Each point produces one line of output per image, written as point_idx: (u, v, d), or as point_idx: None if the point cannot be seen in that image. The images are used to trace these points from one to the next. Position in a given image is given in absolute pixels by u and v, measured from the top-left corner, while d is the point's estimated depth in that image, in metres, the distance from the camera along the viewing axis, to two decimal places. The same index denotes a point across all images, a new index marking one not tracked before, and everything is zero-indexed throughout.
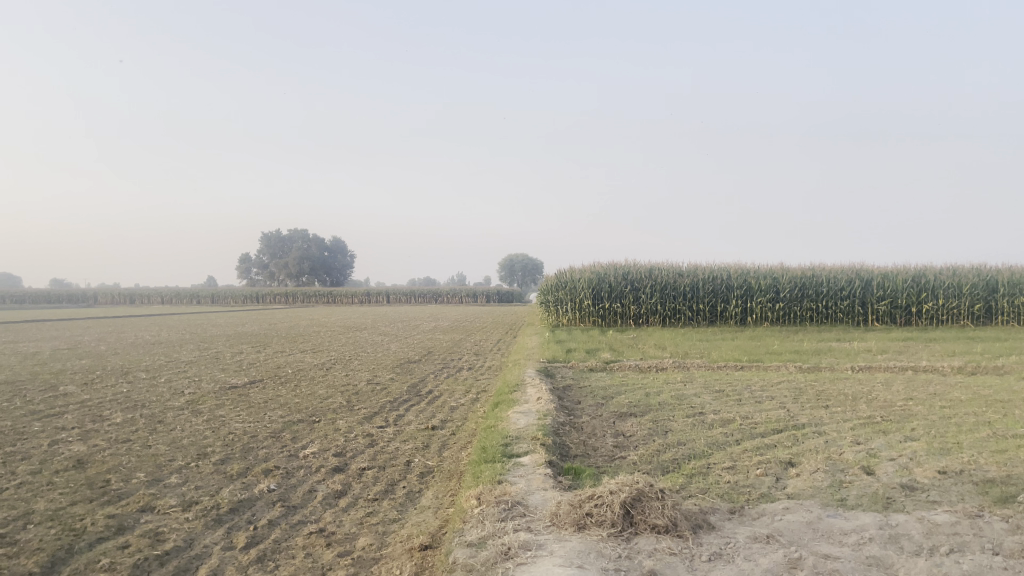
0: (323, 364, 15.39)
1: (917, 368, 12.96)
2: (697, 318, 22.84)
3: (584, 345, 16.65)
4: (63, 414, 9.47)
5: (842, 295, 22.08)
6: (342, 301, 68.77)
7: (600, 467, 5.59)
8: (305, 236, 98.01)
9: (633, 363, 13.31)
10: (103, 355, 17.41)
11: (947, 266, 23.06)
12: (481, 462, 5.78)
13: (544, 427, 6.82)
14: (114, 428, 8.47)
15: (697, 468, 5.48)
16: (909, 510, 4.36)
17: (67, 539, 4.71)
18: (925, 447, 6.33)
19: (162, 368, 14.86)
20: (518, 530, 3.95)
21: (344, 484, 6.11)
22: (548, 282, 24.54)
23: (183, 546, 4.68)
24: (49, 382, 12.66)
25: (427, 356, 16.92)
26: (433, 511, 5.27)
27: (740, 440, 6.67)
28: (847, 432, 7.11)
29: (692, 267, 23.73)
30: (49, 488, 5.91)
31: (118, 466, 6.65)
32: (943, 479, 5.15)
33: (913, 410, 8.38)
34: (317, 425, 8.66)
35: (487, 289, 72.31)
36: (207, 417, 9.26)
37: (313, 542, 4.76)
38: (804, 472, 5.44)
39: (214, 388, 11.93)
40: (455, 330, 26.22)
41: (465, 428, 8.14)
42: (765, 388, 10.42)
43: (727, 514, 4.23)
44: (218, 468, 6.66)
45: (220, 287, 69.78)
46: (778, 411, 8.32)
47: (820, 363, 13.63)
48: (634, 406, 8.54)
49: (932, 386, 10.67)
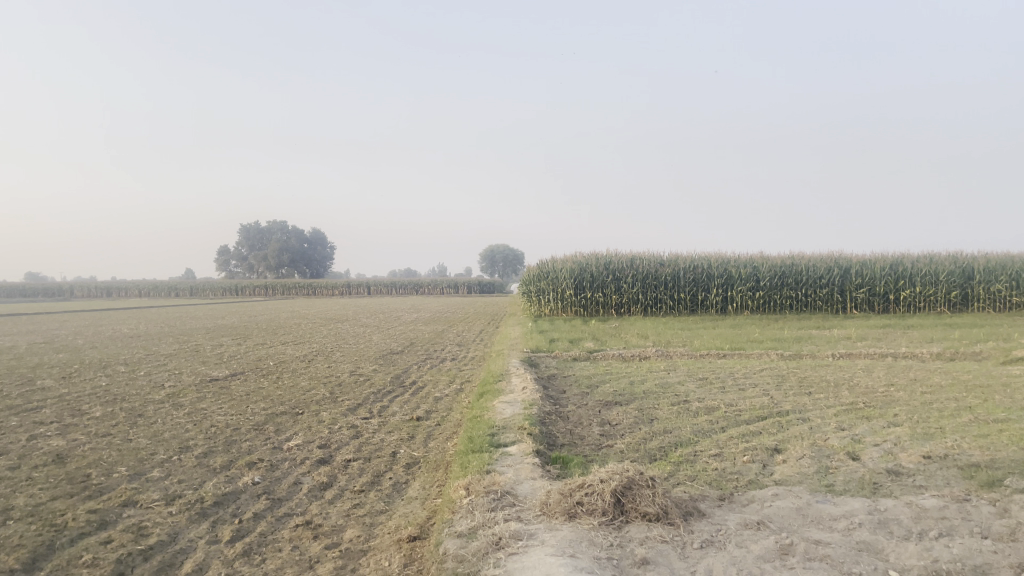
0: (305, 356, 15.29)
1: (898, 355, 13.09)
2: (678, 307, 22.94)
3: (566, 335, 16.65)
4: (41, 408, 9.33)
5: (821, 284, 22.24)
6: (322, 292, 68.48)
7: (588, 455, 5.58)
8: (285, 227, 97.28)
9: (617, 353, 13.34)
10: (81, 349, 17.20)
11: (925, 253, 23.27)
12: (467, 452, 5.75)
13: (530, 417, 6.79)
14: (94, 422, 8.36)
15: (685, 456, 5.48)
16: (898, 495, 4.39)
17: (47, 535, 4.63)
18: (909, 432, 6.38)
19: (141, 361, 14.68)
20: (508, 520, 3.92)
21: (330, 476, 6.05)
22: (530, 272, 24.53)
23: (167, 541, 4.61)
24: (27, 376, 12.48)
25: (409, 347, 16.85)
26: (421, 502, 5.23)
27: (725, 427, 6.68)
28: (831, 418, 7.15)
29: (673, 256, 23.81)
30: (28, 484, 5.81)
31: (99, 461, 6.56)
32: (929, 464, 5.19)
33: (895, 396, 8.45)
34: (301, 417, 8.59)
35: (468, 279, 72.17)
36: (189, 410, 9.16)
37: (300, 535, 4.71)
38: (791, 458, 5.46)
39: (195, 380, 11.80)
40: (437, 321, 26.17)
41: (450, 418, 8.10)
42: (749, 375, 10.49)
43: (717, 501, 4.23)
44: (201, 461, 6.58)
45: (197, 281, 69.20)
46: (762, 398, 8.36)
47: (802, 351, 13.72)
48: (619, 395, 8.55)
49: (912, 372, 10.77)
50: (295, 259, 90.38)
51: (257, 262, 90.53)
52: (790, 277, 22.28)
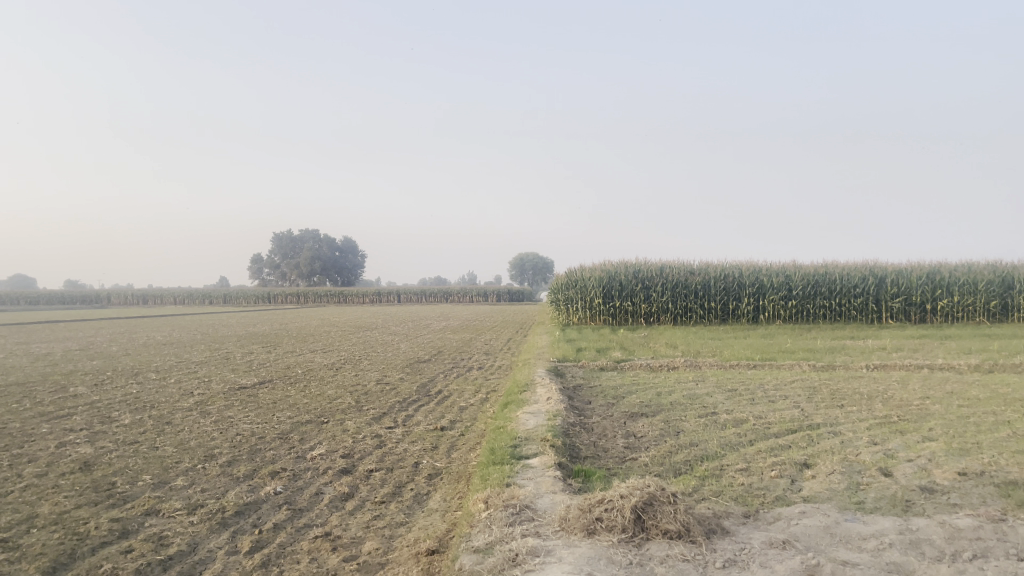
0: (333, 364, 15.34)
1: (934, 366, 12.78)
2: (709, 316, 22.70)
3: (595, 344, 16.52)
4: (71, 415, 9.45)
5: (856, 293, 21.88)
6: (353, 299, 69.00)
7: (611, 468, 5.49)
8: (317, 236, 98.13)
9: (645, 362, 13.20)
10: (114, 356, 17.42)
11: (963, 262, 22.77)
12: (488, 464, 5.68)
13: (553, 429, 6.72)
14: (123, 430, 8.43)
15: (710, 471, 5.36)
16: (930, 513, 4.24)
17: (70, 543, 4.65)
18: (944, 447, 6.20)
19: (172, 368, 14.84)
20: (526, 535, 3.85)
21: (352, 486, 6.03)
22: (559, 280, 24.45)
23: (186, 551, 4.60)
24: (60, 383, 12.67)
25: (437, 355, 16.84)
26: (441, 514, 5.18)
27: (754, 440, 6.54)
28: (863, 432, 6.98)
29: (703, 265, 23.58)
30: (54, 491, 5.86)
31: (125, 468, 6.61)
32: (964, 481, 5.02)
33: (930, 410, 8.24)
34: (326, 426, 8.59)
35: (498, 287, 72.20)
36: (216, 418, 9.22)
37: (319, 547, 4.68)
38: (820, 474, 5.32)
39: (224, 388, 11.90)
40: (465, 329, 26.17)
41: (475, 428, 8.05)
42: (779, 387, 10.29)
43: (741, 518, 4.12)
44: (225, 470, 6.60)
45: (231, 288, 70.02)
46: (792, 410, 8.19)
47: (835, 362, 13.45)
48: (646, 406, 8.42)
49: (949, 385, 10.51)
50: (327, 267, 91.19)
51: (289, 270, 91.47)
52: (824, 286, 21.94)
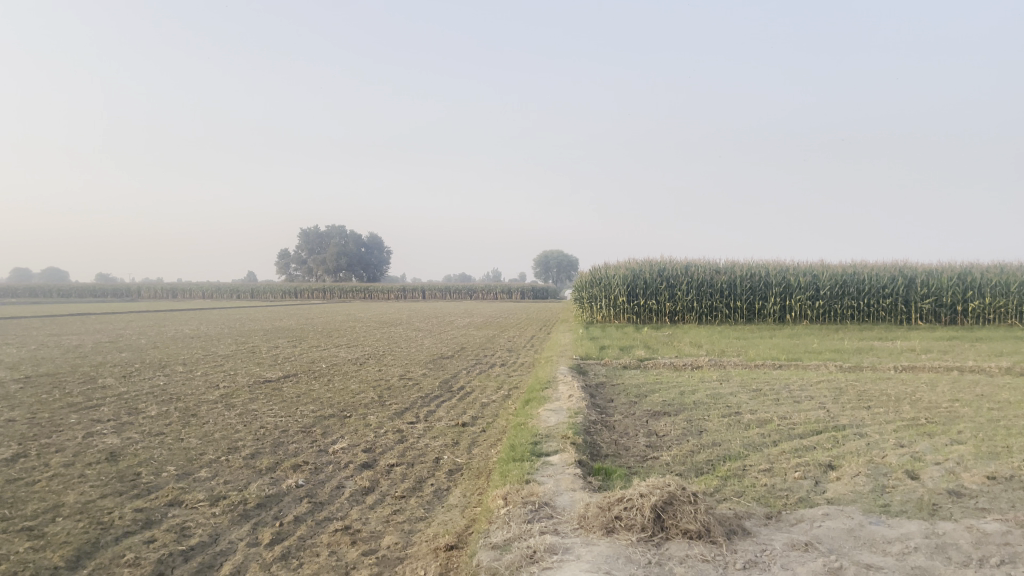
0: (357, 359, 15.41)
1: (964, 368, 12.56)
2: (734, 315, 22.50)
3: (618, 342, 16.45)
4: (99, 406, 9.59)
5: (884, 293, 21.58)
6: (378, 295, 69.40)
7: (632, 467, 5.45)
8: (343, 232, 98.74)
9: (669, 361, 13.12)
10: (143, 348, 17.65)
11: (995, 263, 22.38)
12: (508, 460, 5.67)
13: (574, 426, 6.69)
14: (149, 421, 8.53)
15: (733, 471, 5.31)
16: (958, 518, 4.16)
17: (94, 533, 4.70)
18: (973, 451, 6.09)
19: (199, 362, 15.00)
20: (544, 532, 3.82)
21: (373, 480, 6.04)
22: (583, 278, 24.40)
23: (208, 542, 4.63)
24: (89, 374, 12.86)
25: (460, 351, 16.87)
26: (461, 510, 5.18)
27: (778, 441, 6.46)
28: (889, 434, 6.87)
29: (729, 264, 23.40)
30: (81, 481, 5.94)
31: (150, 459, 6.68)
32: (992, 485, 4.92)
33: (960, 412, 8.09)
34: (348, 420, 8.63)
35: (523, 285, 72.20)
36: (240, 410, 9.30)
37: (338, 540, 4.69)
38: (845, 476, 5.24)
39: (249, 381, 12.00)
40: (489, 326, 26.19)
41: (496, 425, 8.04)
42: (804, 387, 10.17)
43: (763, 519, 4.07)
44: (248, 462, 6.65)
45: (258, 283, 70.65)
46: (818, 411, 8.09)
47: (862, 363, 13.28)
48: (669, 405, 8.36)
49: (979, 387, 10.32)
50: (353, 262, 91.76)
51: (315, 266, 92.13)
52: (852, 286, 21.66)
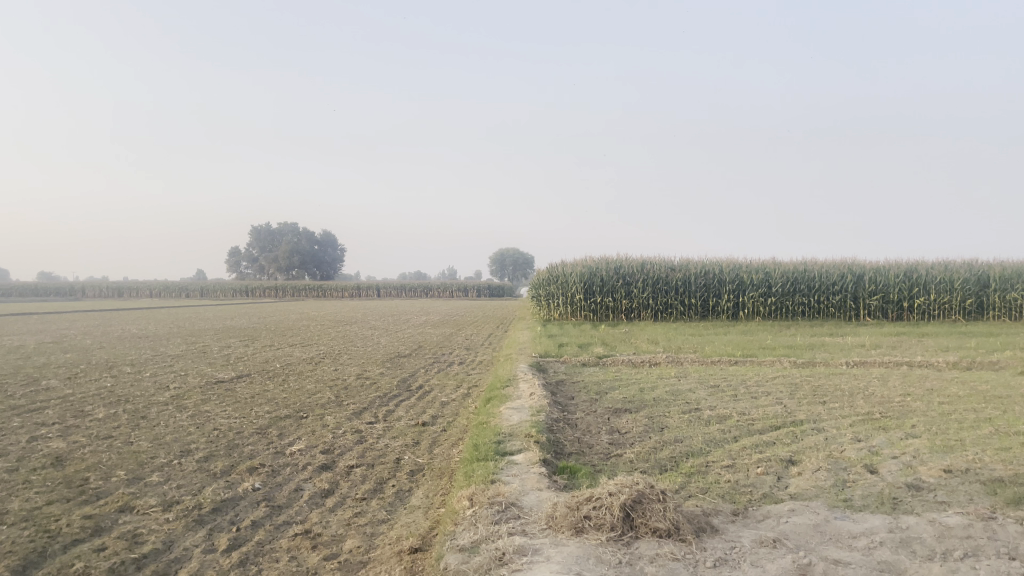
0: (312, 358, 15.17)
1: (913, 363, 12.84)
2: (689, 312, 22.73)
3: (575, 340, 16.46)
4: (44, 409, 9.25)
5: (834, 290, 21.99)
6: (331, 294, 68.77)
7: (596, 465, 5.42)
8: (296, 229, 97.45)
9: (627, 358, 13.16)
10: (89, 349, 17.14)
11: (940, 261, 22.97)
12: (472, 460, 5.59)
13: (537, 425, 6.63)
14: (96, 424, 8.25)
15: (697, 467, 5.31)
16: (919, 511, 4.21)
17: (40, 541, 4.50)
18: (928, 444, 6.20)
19: (148, 362, 14.60)
20: (513, 533, 3.76)
21: (332, 482, 5.92)
22: (539, 276, 24.40)
23: (162, 549, 4.47)
24: (32, 376, 12.42)
25: (417, 350, 16.70)
26: (424, 511, 5.10)
27: (738, 437, 6.50)
28: (846, 428, 6.97)
29: (684, 262, 23.61)
30: (25, 487, 5.70)
31: (98, 464, 6.44)
32: (949, 479, 5.01)
33: (912, 406, 8.26)
34: (305, 421, 8.45)
35: (478, 283, 72.02)
36: (192, 412, 9.05)
37: (298, 544, 4.57)
38: (806, 471, 5.28)
39: (201, 382, 11.70)
40: (445, 324, 26.05)
41: (457, 424, 7.96)
42: (761, 383, 10.29)
43: (730, 516, 4.06)
44: (202, 466, 6.45)
45: (207, 281, 69.24)
46: (775, 407, 8.17)
47: (815, 358, 13.50)
48: (629, 402, 8.36)
49: (929, 381, 10.57)
50: (305, 261, 90.61)
51: (267, 264, 90.72)
52: (803, 283, 22.03)
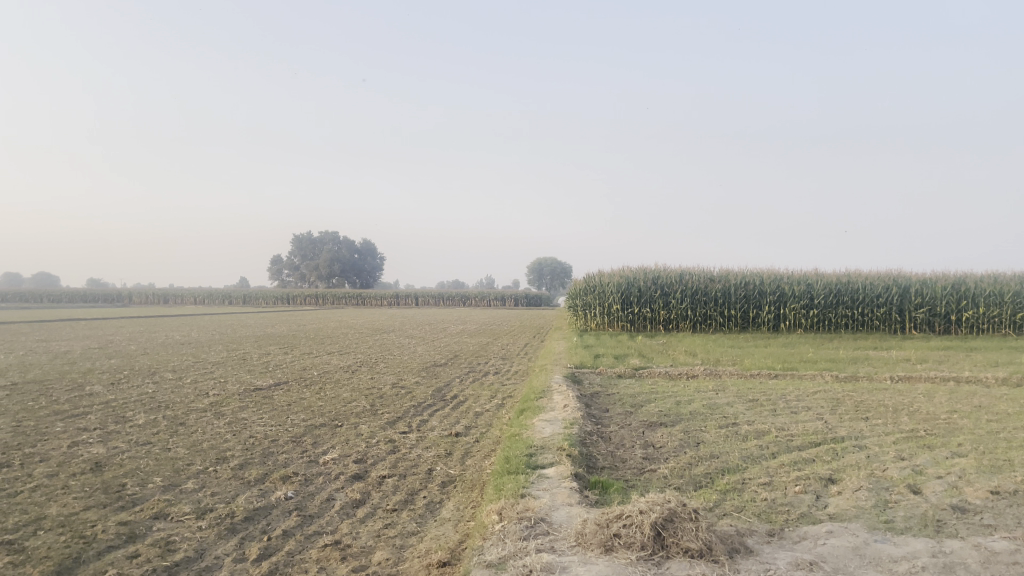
0: (349, 366, 15.26)
1: (960, 379, 12.48)
2: (728, 324, 22.44)
3: (612, 351, 16.34)
4: (86, 414, 9.42)
5: (879, 303, 21.54)
6: (371, 302, 69.44)
7: (629, 480, 5.33)
8: (336, 238, 98.64)
9: (664, 370, 13.01)
10: (133, 355, 17.45)
11: (989, 274, 22.37)
12: (502, 473, 5.54)
13: (570, 437, 6.57)
14: (136, 430, 8.37)
15: (732, 484, 5.20)
16: (964, 535, 4.05)
17: (75, 547, 4.56)
18: (975, 464, 5.99)
19: (189, 368, 14.82)
20: (541, 550, 3.70)
21: (364, 492, 5.91)
22: (577, 285, 24.32)
23: (193, 557, 4.49)
24: (77, 381, 12.67)
25: (453, 359, 16.73)
26: (454, 523, 5.06)
27: (776, 453, 6.36)
28: (889, 446, 6.78)
29: (724, 272, 23.33)
30: (64, 492, 5.79)
31: (136, 470, 6.53)
32: (997, 501, 4.83)
33: (959, 424, 8.01)
34: (340, 430, 8.48)
35: (517, 292, 72.14)
36: (229, 419, 9.15)
37: (328, 556, 4.55)
38: (846, 490, 5.14)
39: (239, 389, 11.83)
40: (482, 333, 26.07)
41: (490, 435, 7.91)
42: (801, 397, 10.07)
43: (766, 536, 3.96)
44: (236, 473, 6.50)
45: (250, 290, 70.34)
46: (815, 422, 7.99)
47: (858, 372, 13.20)
48: (665, 415, 8.24)
49: (976, 398, 10.25)
50: (345, 269, 91.56)
51: (308, 272, 91.90)
52: (846, 295, 21.62)
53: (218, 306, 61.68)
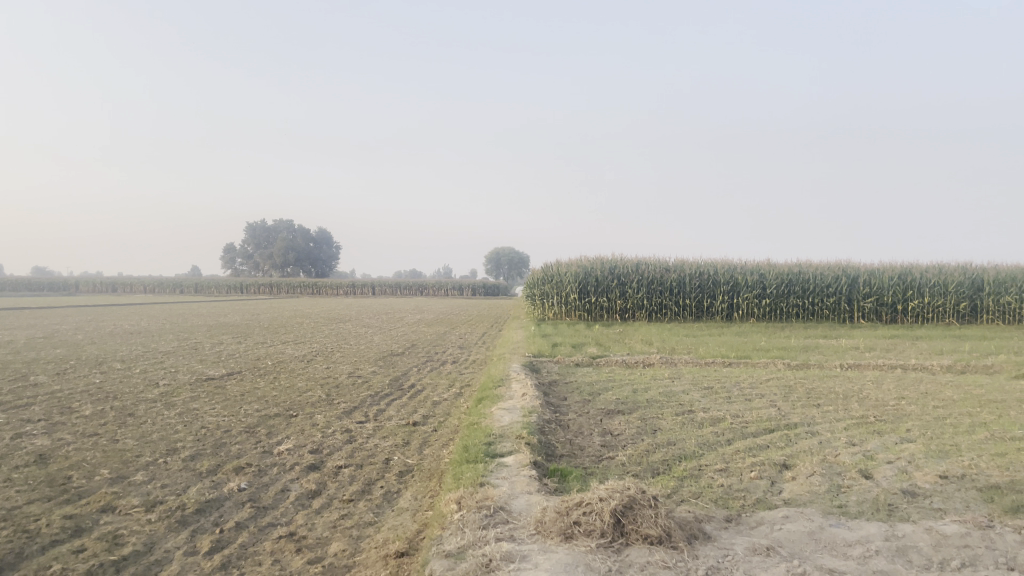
0: (304, 356, 15.08)
1: (907, 366, 12.78)
2: (683, 313, 22.67)
3: (569, 340, 16.37)
4: (30, 405, 9.13)
5: (829, 292, 21.93)
6: (326, 291, 68.78)
7: (587, 468, 5.34)
8: (291, 226, 97.36)
9: (621, 359, 13.09)
10: (79, 345, 16.98)
11: (934, 264, 22.95)
12: (461, 462, 5.50)
13: (528, 426, 6.55)
14: (82, 421, 8.14)
15: (689, 471, 5.24)
16: (915, 519, 4.13)
17: (18, 542, 4.40)
18: (923, 449, 6.13)
19: (139, 358, 14.49)
20: (500, 539, 3.67)
21: (319, 483, 5.82)
22: (534, 275, 24.35)
23: (142, 551, 4.37)
24: (20, 372, 12.29)
25: (410, 348, 16.60)
26: (412, 513, 5.01)
27: (731, 440, 6.42)
28: (841, 432, 6.90)
29: (679, 262, 23.56)
30: (6, 486, 5.59)
31: (82, 462, 6.34)
32: (945, 485, 4.94)
33: (907, 410, 8.19)
34: (295, 420, 8.34)
35: (474, 281, 72.01)
36: (180, 410, 8.95)
37: (283, 547, 4.47)
38: (801, 475, 5.21)
39: (190, 379, 11.60)
40: (439, 322, 25.99)
41: (448, 424, 7.87)
42: (755, 385, 10.20)
43: (723, 522, 3.98)
44: (187, 465, 6.35)
45: (202, 278, 69.08)
46: (769, 409, 8.10)
47: (810, 360, 13.43)
48: (622, 403, 8.28)
49: (923, 385, 10.51)
50: (300, 258, 90.39)
51: (261, 261, 90.47)
52: (797, 284, 22.01)
53: (168, 295, 60.64)
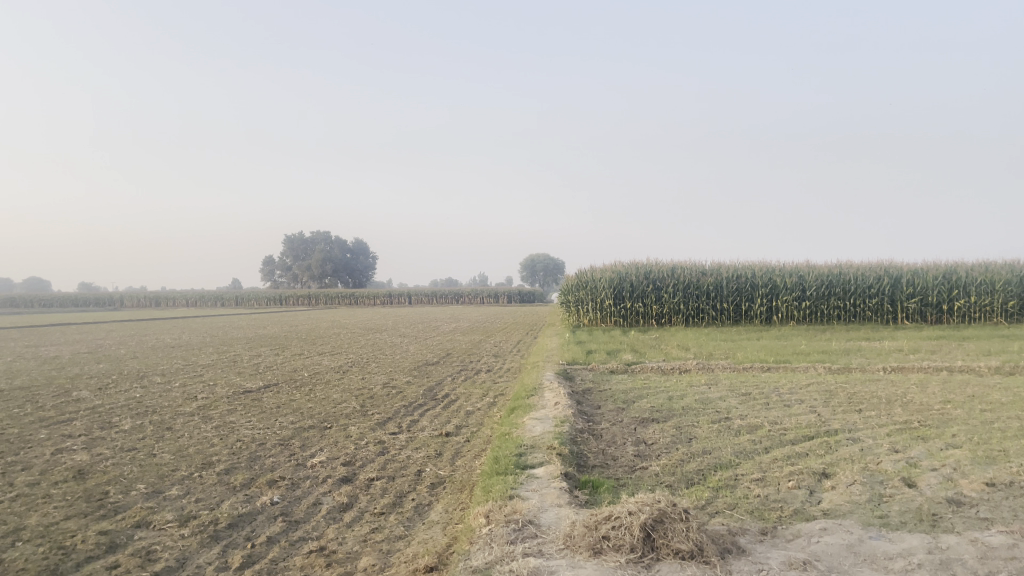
0: (340, 367, 15.16)
1: (953, 369, 12.43)
2: (721, 317, 22.39)
3: (604, 347, 16.24)
4: (72, 420, 9.29)
5: (870, 293, 21.49)
6: (364, 301, 69.43)
7: (620, 479, 5.25)
8: (328, 238, 98.44)
9: (657, 365, 12.93)
10: (121, 359, 17.25)
11: (980, 262, 22.37)
12: (492, 474, 5.45)
13: (560, 435, 6.47)
14: (121, 436, 8.23)
15: (724, 481, 5.13)
16: (960, 530, 3.98)
17: (54, 558, 4.44)
18: (970, 455, 5.93)
19: (178, 372, 14.67)
20: (528, 554, 3.61)
21: (351, 496, 5.81)
22: (569, 281, 24.23)
23: (174, 567, 4.39)
24: (64, 387, 12.53)
25: (445, 358, 16.61)
26: (442, 526, 4.98)
27: (769, 448, 6.28)
28: (883, 438, 6.72)
29: (716, 266, 23.29)
30: (45, 501, 5.68)
31: (120, 477, 6.41)
32: (992, 493, 4.76)
33: (953, 414, 7.95)
34: (329, 432, 8.37)
35: (510, 289, 72.16)
36: (217, 423, 9.03)
37: (313, 562, 4.46)
38: (840, 485, 5.06)
39: (228, 392, 11.72)
40: (475, 331, 26.00)
41: (481, 434, 7.81)
42: (794, 390, 9.99)
43: (759, 535, 3.87)
44: (222, 479, 6.39)
45: (243, 291, 70.09)
46: (809, 415, 7.93)
47: (852, 364, 13.16)
48: (656, 411, 8.16)
49: (969, 388, 10.20)
50: (338, 269, 91.26)
51: (300, 272, 91.61)
52: (838, 286, 21.60)
53: (210, 308, 61.70)
